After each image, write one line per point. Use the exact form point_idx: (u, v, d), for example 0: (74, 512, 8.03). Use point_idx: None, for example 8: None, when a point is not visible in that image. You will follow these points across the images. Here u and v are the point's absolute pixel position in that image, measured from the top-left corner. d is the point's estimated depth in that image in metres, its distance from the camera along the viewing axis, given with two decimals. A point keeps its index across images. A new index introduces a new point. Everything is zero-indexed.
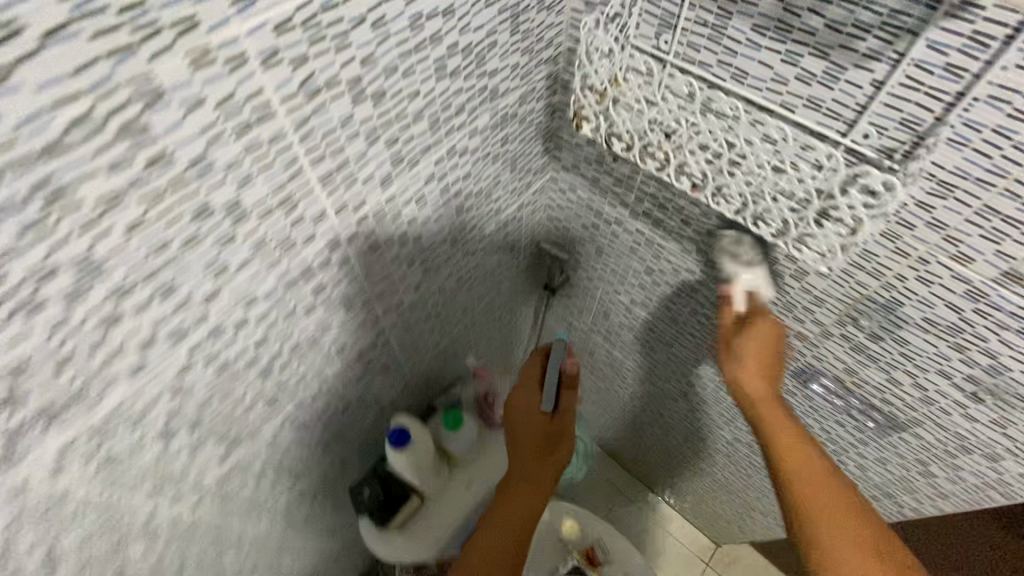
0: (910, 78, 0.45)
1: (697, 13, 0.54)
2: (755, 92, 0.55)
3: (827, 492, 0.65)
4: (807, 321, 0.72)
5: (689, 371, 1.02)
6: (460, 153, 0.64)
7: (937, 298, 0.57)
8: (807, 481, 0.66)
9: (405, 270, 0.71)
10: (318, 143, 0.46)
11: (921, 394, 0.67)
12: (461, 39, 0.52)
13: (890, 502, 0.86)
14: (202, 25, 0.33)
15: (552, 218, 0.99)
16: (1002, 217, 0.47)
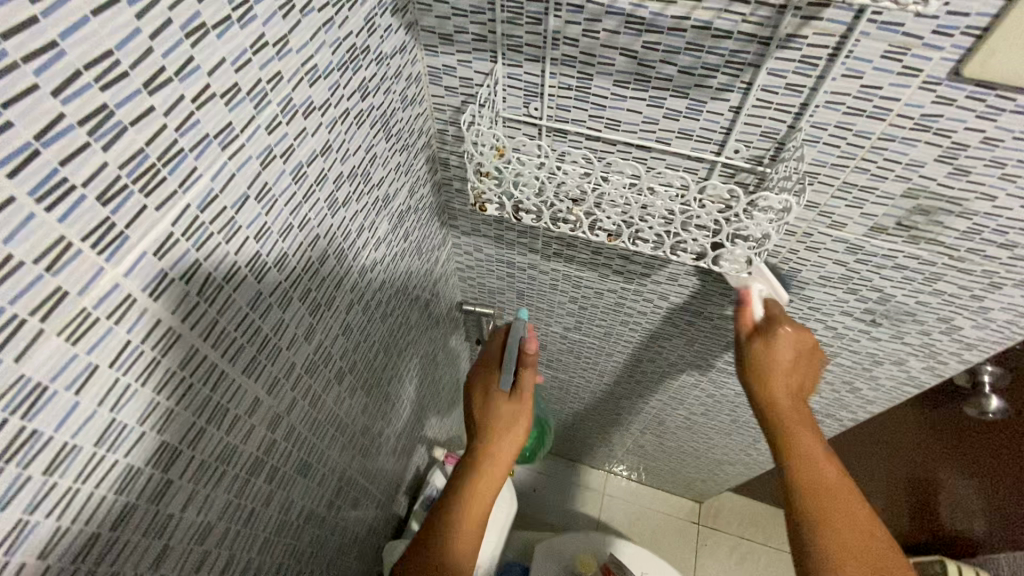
0: (761, 100, 0.51)
1: (560, 79, 0.56)
2: (631, 133, 0.59)
3: (834, 507, 0.55)
4: (727, 303, 0.78)
5: (634, 371, 1.07)
6: (371, 267, 0.61)
7: (826, 258, 0.65)
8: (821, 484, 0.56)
9: (350, 399, 0.65)
10: (233, 336, 0.40)
11: (835, 332, 0.76)
12: (343, 166, 0.49)
13: (832, 420, 0.98)
14: (72, 292, 0.27)
15: (464, 277, 0.98)
16: (860, 188, 0.55)
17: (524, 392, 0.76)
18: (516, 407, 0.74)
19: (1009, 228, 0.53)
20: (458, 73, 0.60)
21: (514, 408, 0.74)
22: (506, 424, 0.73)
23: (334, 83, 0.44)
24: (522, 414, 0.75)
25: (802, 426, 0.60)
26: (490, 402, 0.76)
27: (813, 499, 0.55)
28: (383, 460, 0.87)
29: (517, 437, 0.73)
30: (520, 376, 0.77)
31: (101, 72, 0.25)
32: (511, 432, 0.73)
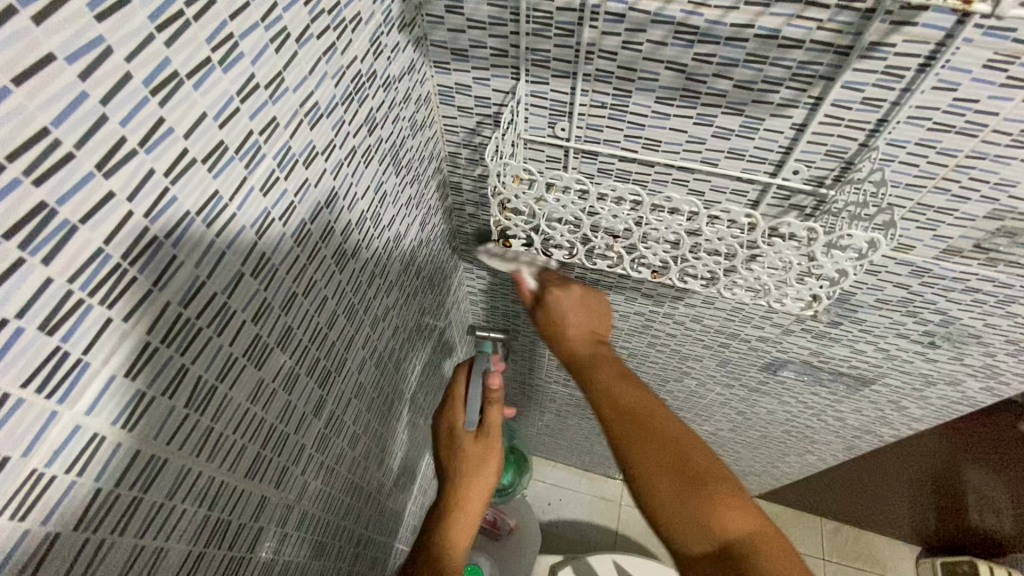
0: (830, 116, 0.44)
1: (591, 96, 0.49)
2: (672, 154, 0.52)
3: None
4: (768, 327, 0.71)
5: (659, 391, 1.00)
6: (383, 313, 0.54)
7: (886, 282, 0.58)
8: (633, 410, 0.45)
9: (363, 459, 0.59)
10: (233, 442, 0.33)
11: (886, 354, 0.70)
12: (350, 214, 0.42)
13: (871, 435, 0.93)
14: (14, 456, 0.20)
15: (474, 300, 0.91)
16: (936, 209, 0.49)
17: (491, 430, 0.64)
18: (485, 444, 0.63)
19: None
20: (472, 92, 0.53)
21: (484, 448, 0.63)
22: (475, 465, 0.62)
23: (337, 120, 0.37)
24: (493, 451, 0.64)
25: None
26: (453, 444, 0.65)
27: None
28: (397, 504, 0.81)
29: (489, 477, 0.63)
30: (485, 414, 0.64)
31: (32, 161, 0.18)
32: (478, 478, 0.62)
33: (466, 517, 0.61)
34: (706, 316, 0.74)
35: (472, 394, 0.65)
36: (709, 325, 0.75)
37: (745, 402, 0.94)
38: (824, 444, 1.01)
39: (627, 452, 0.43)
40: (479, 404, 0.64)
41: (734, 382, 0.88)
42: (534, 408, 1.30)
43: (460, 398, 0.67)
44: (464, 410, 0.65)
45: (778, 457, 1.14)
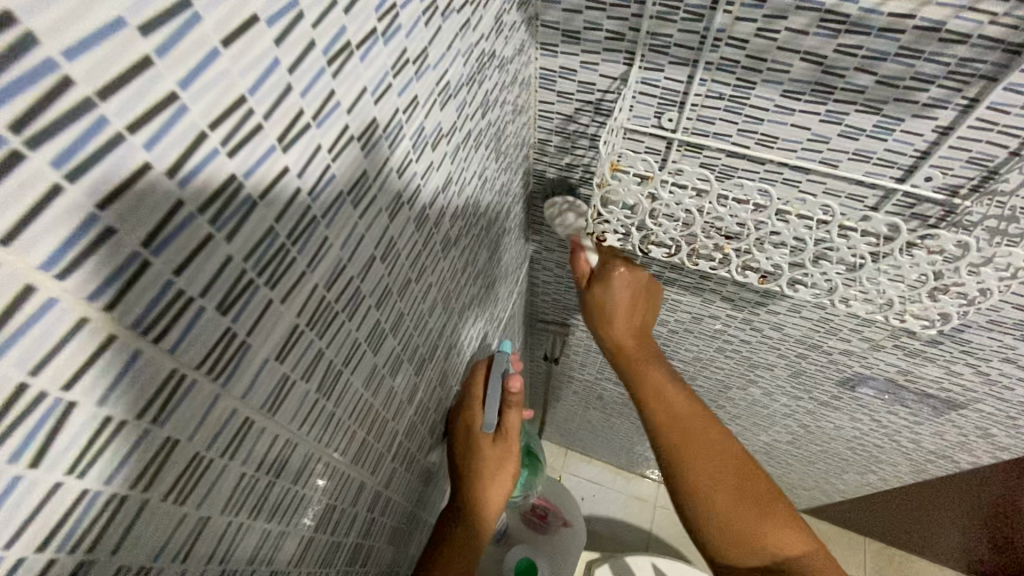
0: (983, 119, 0.40)
1: (709, 87, 0.46)
2: (788, 153, 0.48)
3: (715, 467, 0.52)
4: (855, 340, 0.68)
5: (717, 396, 0.97)
6: (467, 299, 0.53)
7: (1006, 303, 0.54)
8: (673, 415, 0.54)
9: (434, 447, 0.58)
10: (348, 427, 0.32)
11: (985, 378, 0.65)
12: (458, 197, 0.41)
13: (945, 460, 0.88)
14: (184, 438, 0.19)
15: (535, 290, 0.90)
16: None
17: (510, 435, 0.60)
18: (502, 452, 0.60)
19: None
20: (576, 77, 0.50)
21: (501, 457, 0.59)
22: (489, 472, 0.59)
23: (461, 100, 0.36)
24: (510, 457, 0.61)
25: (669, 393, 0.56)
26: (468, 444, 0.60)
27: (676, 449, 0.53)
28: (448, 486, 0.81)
29: (501, 489, 0.61)
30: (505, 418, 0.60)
31: (231, 130, 0.17)
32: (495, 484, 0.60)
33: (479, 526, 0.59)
34: (789, 324, 0.70)
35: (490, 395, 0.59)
36: (791, 334, 0.72)
37: (812, 416, 0.90)
38: (889, 464, 0.96)
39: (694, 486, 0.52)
40: (500, 408, 0.59)
41: (804, 394, 0.84)
42: (579, 403, 1.29)
43: (477, 399, 0.62)
44: (481, 413, 0.59)
45: (834, 473, 1.10)
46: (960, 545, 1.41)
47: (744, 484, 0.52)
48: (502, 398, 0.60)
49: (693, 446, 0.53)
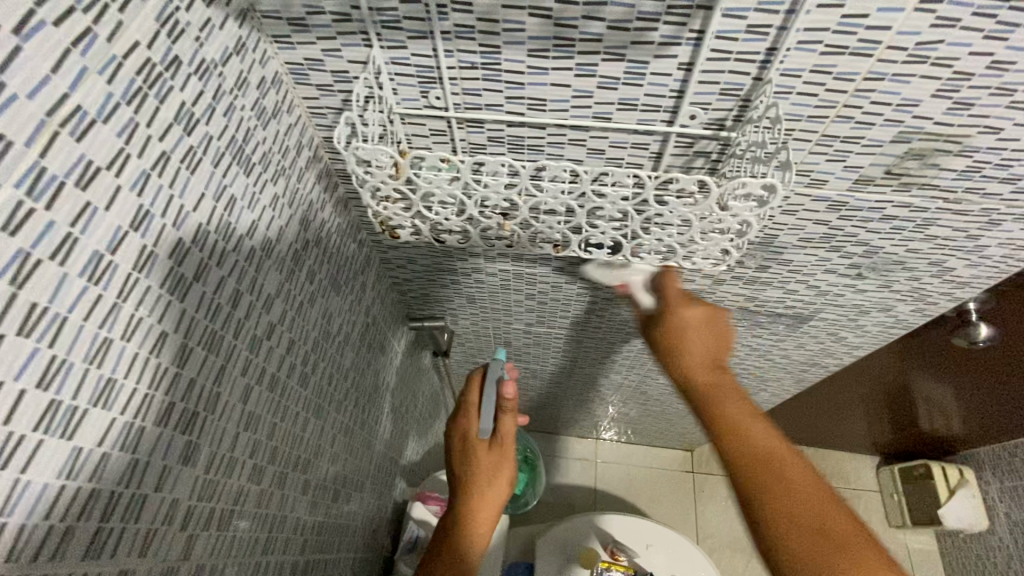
0: (718, 50, 0.39)
1: (458, 57, 0.43)
2: (562, 113, 0.47)
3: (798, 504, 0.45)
4: (697, 279, 0.69)
5: (608, 351, 0.99)
6: (270, 330, 0.48)
7: (806, 220, 0.56)
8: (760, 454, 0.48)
9: (285, 488, 0.54)
10: (46, 526, 0.28)
11: (818, 291, 0.69)
12: (181, 230, 0.36)
13: (817, 367, 0.94)
14: None
15: (403, 291, 0.85)
16: (841, 140, 0.46)
17: (505, 439, 0.71)
18: (497, 455, 0.71)
19: (1013, 161, 0.46)
20: (327, 67, 0.46)
21: (498, 459, 0.71)
22: (488, 473, 0.71)
23: (127, 125, 0.31)
24: (504, 463, 0.72)
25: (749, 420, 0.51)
26: (467, 450, 0.72)
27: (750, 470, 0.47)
28: (359, 509, 0.79)
29: (500, 491, 0.72)
30: (499, 423, 0.71)
31: None
32: (492, 482, 0.71)
33: (481, 519, 0.72)
34: None
35: (485, 404, 0.70)
36: None
37: None
38: (775, 380, 1.02)
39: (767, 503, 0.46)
40: (492, 415, 0.71)
41: None
42: None
43: (474, 407, 0.73)
44: (477, 421, 0.71)
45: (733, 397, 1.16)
46: (869, 433, 1.52)
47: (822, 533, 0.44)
48: (496, 405, 0.71)
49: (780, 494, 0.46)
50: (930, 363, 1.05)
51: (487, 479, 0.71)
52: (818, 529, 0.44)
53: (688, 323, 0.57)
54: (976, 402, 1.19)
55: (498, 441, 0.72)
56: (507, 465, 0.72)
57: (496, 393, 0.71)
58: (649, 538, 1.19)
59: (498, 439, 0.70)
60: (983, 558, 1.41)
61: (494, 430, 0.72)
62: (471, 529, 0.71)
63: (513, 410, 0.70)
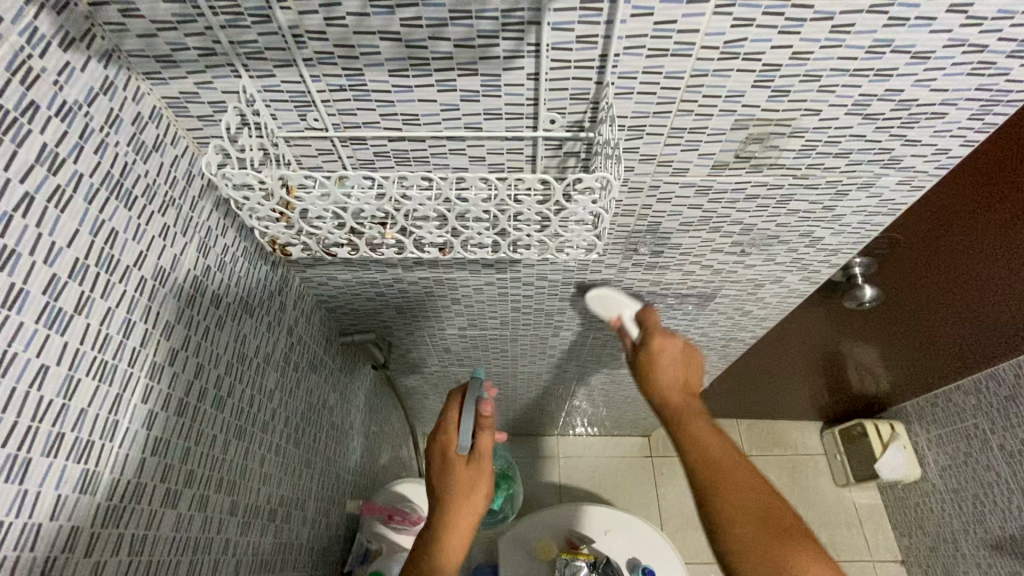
0: (557, 60, 0.44)
1: (326, 81, 0.46)
2: (435, 126, 0.50)
3: (737, 497, 0.54)
4: (603, 269, 0.74)
5: (543, 346, 1.03)
6: (170, 357, 0.49)
7: (681, 206, 0.61)
8: (710, 460, 0.57)
9: (208, 512, 0.55)
10: None
11: (713, 270, 0.74)
12: (50, 265, 0.37)
13: (736, 341, 1.00)
14: None
15: (330, 309, 0.86)
16: (688, 131, 0.51)
17: (483, 454, 0.74)
18: (475, 472, 0.73)
19: (840, 137, 0.51)
20: (204, 99, 0.48)
21: (476, 474, 0.73)
22: (466, 490, 0.73)
23: None
24: (482, 478, 0.74)
25: (705, 432, 0.60)
26: (447, 465, 0.74)
27: (704, 472, 0.57)
28: (305, 527, 0.79)
29: (474, 507, 0.73)
30: (478, 439, 0.74)
31: None
32: (468, 499, 0.72)
33: (456, 539, 0.71)
34: (548, 271, 0.75)
35: (465, 419, 0.73)
36: (554, 278, 0.77)
37: (620, 338, 0.98)
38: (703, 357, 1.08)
39: (720, 509, 0.54)
40: (474, 429, 0.74)
41: (601, 322, 0.91)
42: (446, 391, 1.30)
43: (454, 424, 0.76)
44: (457, 436, 0.74)
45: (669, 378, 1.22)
46: (811, 400, 1.60)
47: (772, 531, 0.52)
48: (475, 422, 0.75)
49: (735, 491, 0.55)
50: (841, 328, 1.13)
51: (464, 495, 0.73)
52: (760, 516, 0.53)
53: (665, 351, 0.68)
54: (890, 360, 1.29)
55: (475, 456, 0.74)
56: (485, 482, 0.74)
57: (475, 411, 0.75)
58: (607, 524, 1.21)
59: (477, 453, 0.73)
60: (921, 505, 1.50)
61: (472, 447, 0.75)
62: (445, 546, 0.70)
63: (490, 425, 0.75)
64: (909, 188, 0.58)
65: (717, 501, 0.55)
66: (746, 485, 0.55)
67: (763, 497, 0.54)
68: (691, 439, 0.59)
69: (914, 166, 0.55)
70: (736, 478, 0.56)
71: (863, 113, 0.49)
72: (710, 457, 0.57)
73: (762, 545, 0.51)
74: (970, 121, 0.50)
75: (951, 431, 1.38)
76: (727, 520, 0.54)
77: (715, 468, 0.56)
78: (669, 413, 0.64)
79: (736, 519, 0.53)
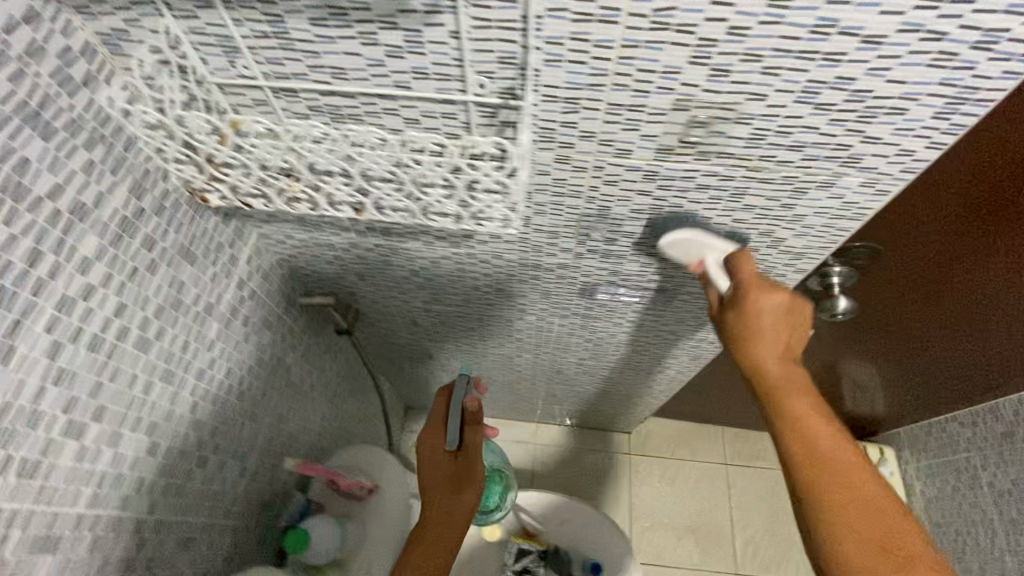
0: (478, 19, 0.41)
1: (249, 26, 0.45)
2: (364, 83, 0.49)
3: (846, 496, 0.56)
4: (559, 252, 0.72)
5: (510, 328, 1.02)
6: (86, 293, 0.50)
7: (630, 191, 0.59)
8: (819, 459, 0.57)
9: (121, 450, 0.56)
10: None
11: (672, 264, 0.72)
12: None
13: (706, 342, 0.98)
14: None
15: (294, 268, 0.87)
16: (626, 108, 0.48)
17: (472, 447, 0.90)
18: (468, 461, 0.89)
19: (791, 128, 0.48)
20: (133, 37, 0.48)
21: (461, 467, 0.88)
22: (465, 474, 0.87)
23: None
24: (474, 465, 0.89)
25: (817, 424, 0.59)
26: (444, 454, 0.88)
27: (817, 476, 0.57)
28: (244, 478, 0.81)
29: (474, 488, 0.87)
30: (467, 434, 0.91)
31: None
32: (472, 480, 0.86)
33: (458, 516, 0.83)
34: (504, 249, 0.74)
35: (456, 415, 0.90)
36: (511, 257, 0.75)
37: (586, 328, 0.97)
38: (673, 356, 1.06)
39: (812, 496, 0.57)
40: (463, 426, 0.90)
41: (564, 308, 0.90)
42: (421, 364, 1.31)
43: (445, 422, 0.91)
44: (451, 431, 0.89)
45: (643, 376, 1.20)
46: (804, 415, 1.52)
47: (884, 540, 0.54)
48: (466, 419, 0.91)
49: (861, 519, 0.55)
50: (825, 341, 1.08)
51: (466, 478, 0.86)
52: (875, 535, 0.55)
53: (761, 312, 0.62)
54: (879, 380, 1.23)
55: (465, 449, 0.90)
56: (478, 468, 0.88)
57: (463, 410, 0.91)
58: (563, 516, 1.20)
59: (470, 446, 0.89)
60: None
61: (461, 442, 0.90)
62: (450, 525, 0.81)
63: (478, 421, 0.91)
64: (872, 192, 0.54)
65: (817, 501, 0.57)
66: (874, 505, 0.56)
67: (880, 499, 0.56)
68: (801, 437, 0.59)
69: (876, 168, 0.51)
70: (854, 480, 0.57)
71: (813, 103, 0.45)
72: (819, 455, 0.57)
73: (867, 558, 0.54)
74: (934, 120, 0.45)
75: (942, 462, 1.32)
76: (830, 513, 0.56)
77: (822, 465, 0.57)
78: (767, 387, 0.62)
79: (849, 526, 0.55)
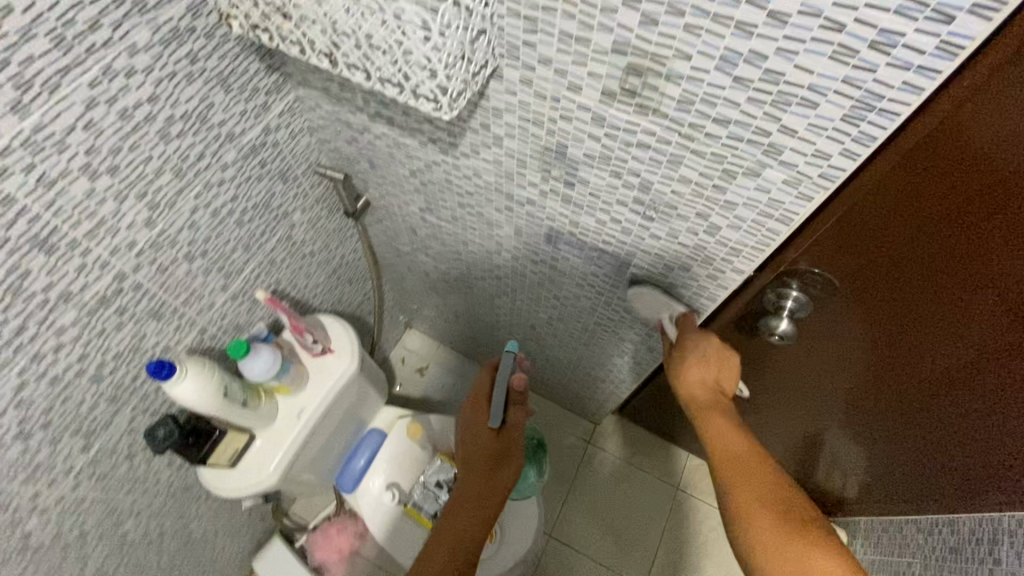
0: None
1: None
2: None
3: (751, 486, 0.78)
4: (526, 185, 0.78)
5: (490, 261, 1.10)
6: (126, 72, 0.63)
7: (582, 131, 0.63)
8: (733, 458, 0.81)
9: (121, 209, 0.71)
10: None
11: (621, 227, 0.76)
12: None
13: (660, 333, 1.01)
14: None
15: (320, 138, 0.99)
16: (575, 39, 0.53)
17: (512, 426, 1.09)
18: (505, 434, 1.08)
19: (715, 98, 0.51)
20: None
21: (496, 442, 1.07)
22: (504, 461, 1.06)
23: None
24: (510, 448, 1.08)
25: (730, 434, 0.82)
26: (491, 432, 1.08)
27: (732, 472, 0.80)
28: (225, 293, 0.96)
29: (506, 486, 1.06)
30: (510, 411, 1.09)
31: None
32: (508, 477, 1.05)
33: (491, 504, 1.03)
34: (482, 169, 0.81)
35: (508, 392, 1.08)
36: (487, 179, 0.82)
37: (554, 282, 1.03)
38: (631, 341, 1.10)
39: (737, 496, 0.78)
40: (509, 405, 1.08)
41: (532, 252, 0.96)
42: (420, 278, 1.42)
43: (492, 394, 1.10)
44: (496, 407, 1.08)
45: (605, 356, 1.24)
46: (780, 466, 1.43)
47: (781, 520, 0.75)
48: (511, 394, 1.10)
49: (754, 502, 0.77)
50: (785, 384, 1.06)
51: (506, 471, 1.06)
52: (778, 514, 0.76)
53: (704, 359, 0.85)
54: (851, 453, 1.16)
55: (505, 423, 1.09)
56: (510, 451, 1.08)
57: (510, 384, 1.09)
58: None
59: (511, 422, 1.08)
60: None
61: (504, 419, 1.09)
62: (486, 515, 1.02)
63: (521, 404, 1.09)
64: (794, 193, 0.56)
65: (735, 493, 0.79)
66: (754, 472, 0.80)
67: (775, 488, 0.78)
68: (721, 443, 0.82)
69: (795, 165, 0.53)
70: (759, 479, 0.79)
71: (732, 74, 0.48)
72: (733, 456, 0.81)
73: (777, 538, 0.74)
74: (844, 122, 0.46)
75: (883, 561, 1.25)
76: (743, 508, 0.77)
77: (736, 464, 0.80)
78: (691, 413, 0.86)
79: (759, 514, 0.76)
